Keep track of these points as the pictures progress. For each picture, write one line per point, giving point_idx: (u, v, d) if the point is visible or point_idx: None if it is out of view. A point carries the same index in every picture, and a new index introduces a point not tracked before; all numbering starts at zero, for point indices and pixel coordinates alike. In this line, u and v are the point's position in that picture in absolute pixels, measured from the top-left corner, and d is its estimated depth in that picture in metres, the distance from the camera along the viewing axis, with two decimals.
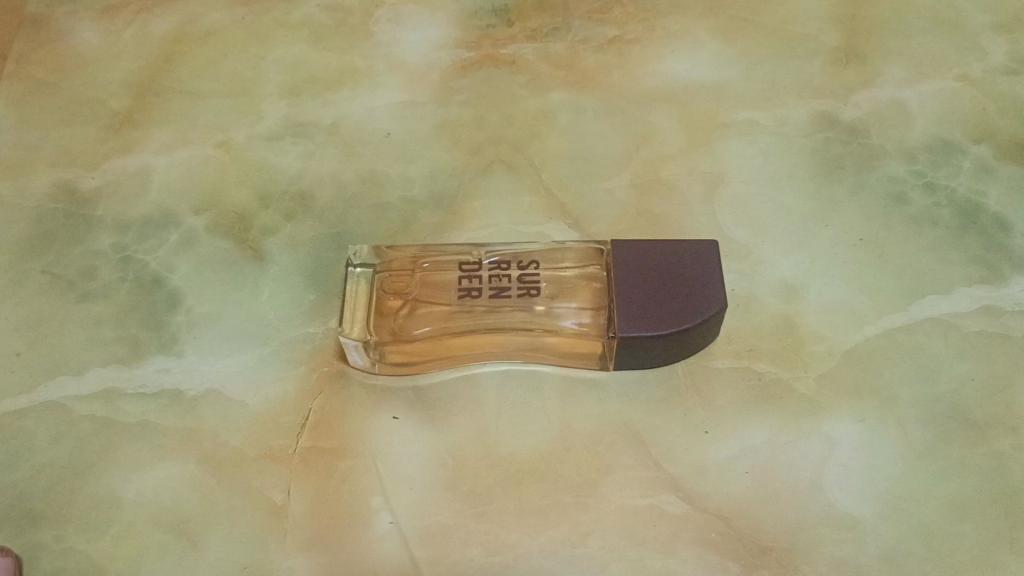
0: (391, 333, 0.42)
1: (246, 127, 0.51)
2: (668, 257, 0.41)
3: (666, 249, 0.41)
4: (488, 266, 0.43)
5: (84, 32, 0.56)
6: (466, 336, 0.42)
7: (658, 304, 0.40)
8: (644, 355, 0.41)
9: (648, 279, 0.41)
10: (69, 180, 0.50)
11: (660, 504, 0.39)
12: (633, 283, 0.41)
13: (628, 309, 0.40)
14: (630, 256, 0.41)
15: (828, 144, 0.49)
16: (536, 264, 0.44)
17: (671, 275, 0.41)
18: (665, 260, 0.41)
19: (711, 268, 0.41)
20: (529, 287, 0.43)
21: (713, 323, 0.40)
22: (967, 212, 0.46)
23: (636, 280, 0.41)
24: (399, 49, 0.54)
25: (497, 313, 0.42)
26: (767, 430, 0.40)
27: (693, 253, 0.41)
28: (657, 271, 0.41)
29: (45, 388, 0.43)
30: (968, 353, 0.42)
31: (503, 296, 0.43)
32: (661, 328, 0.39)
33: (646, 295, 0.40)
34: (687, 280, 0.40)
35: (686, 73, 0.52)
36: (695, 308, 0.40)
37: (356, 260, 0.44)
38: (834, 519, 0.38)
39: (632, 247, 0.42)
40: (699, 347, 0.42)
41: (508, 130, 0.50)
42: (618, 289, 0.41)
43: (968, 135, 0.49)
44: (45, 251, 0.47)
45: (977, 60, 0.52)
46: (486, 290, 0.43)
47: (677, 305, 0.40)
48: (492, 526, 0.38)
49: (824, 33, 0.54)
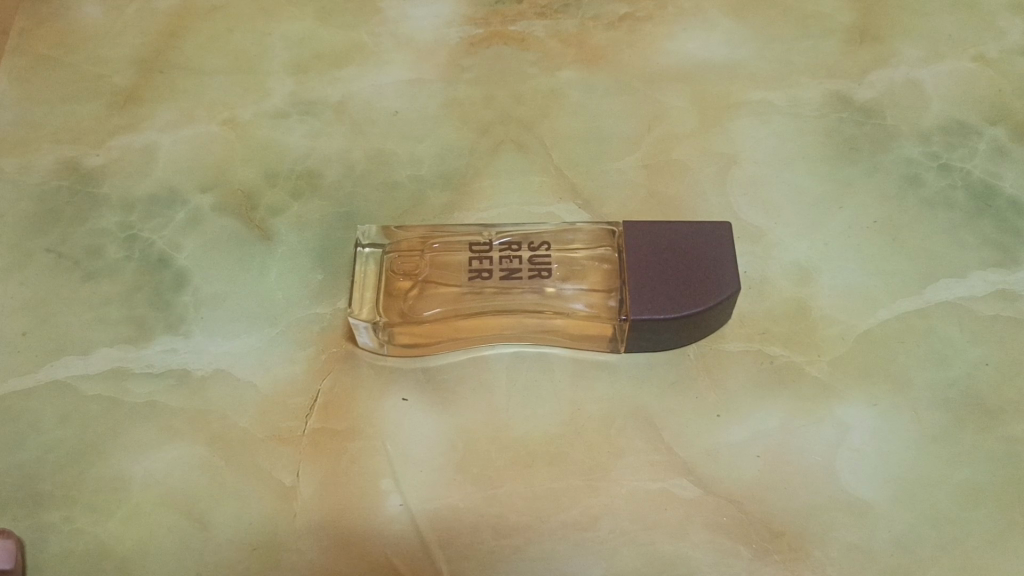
0: (400, 315, 0.42)
1: (252, 105, 0.51)
2: (681, 239, 0.40)
3: (679, 230, 0.41)
4: (499, 247, 0.43)
5: (86, 7, 0.55)
6: (476, 318, 0.42)
7: (672, 287, 0.39)
8: (656, 337, 0.40)
9: (661, 260, 0.40)
10: (73, 158, 0.49)
11: (671, 488, 0.38)
12: (646, 264, 0.40)
13: (640, 291, 0.39)
14: (644, 238, 0.41)
15: (841, 124, 0.48)
16: (547, 245, 0.43)
17: (685, 256, 0.40)
18: (679, 242, 0.40)
19: (724, 249, 0.40)
20: (540, 269, 0.42)
21: (727, 306, 0.40)
22: (982, 194, 0.46)
23: (651, 264, 0.40)
24: (407, 26, 0.53)
25: (506, 296, 0.42)
26: (779, 414, 0.40)
27: (707, 233, 0.40)
28: (670, 253, 0.40)
29: (49, 368, 0.42)
30: (982, 337, 0.42)
31: (514, 277, 0.42)
32: (674, 311, 0.39)
33: (659, 276, 0.40)
34: (701, 261, 0.40)
35: (698, 51, 0.52)
36: (709, 290, 0.39)
37: (364, 241, 0.43)
38: (847, 503, 0.38)
39: (644, 227, 0.41)
40: (713, 329, 0.41)
41: (518, 108, 0.50)
42: (629, 271, 0.40)
43: (984, 117, 0.49)
44: (49, 230, 0.47)
45: (993, 40, 0.51)
46: (497, 271, 0.42)
47: (691, 288, 0.39)
48: (502, 510, 0.38)
49: (839, 12, 0.53)
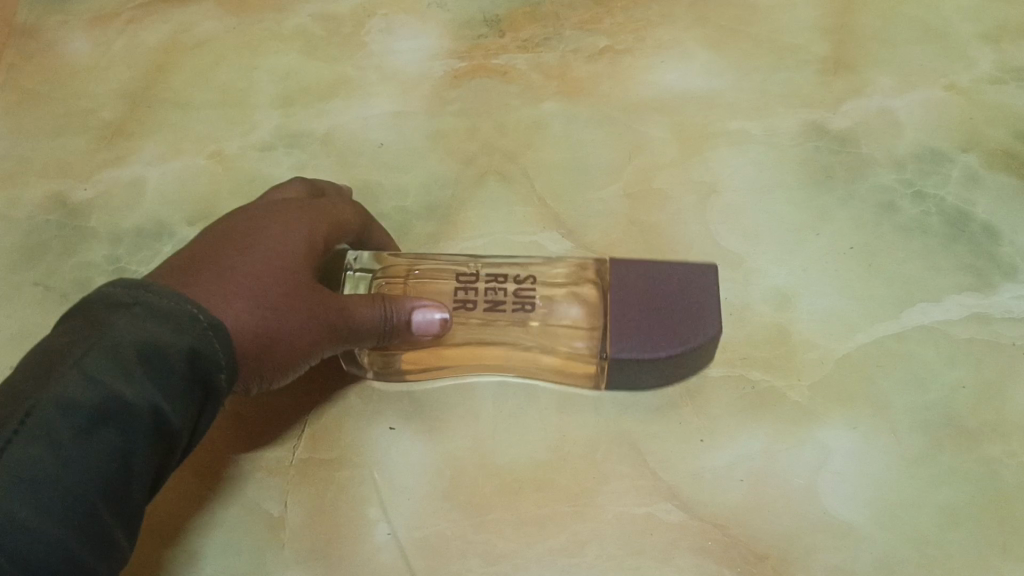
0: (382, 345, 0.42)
1: (239, 137, 0.52)
2: (664, 276, 0.39)
3: (667, 266, 0.40)
4: (483, 280, 0.42)
5: (74, 42, 0.56)
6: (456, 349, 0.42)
7: (652, 326, 0.39)
8: (634, 374, 0.40)
9: (645, 295, 0.39)
10: (61, 192, 0.50)
11: (656, 512, 0.39)
12: (630, 296, 0.39)
13: (622, 323, 0.39)
14: (626, 274, 0.39)
15: (817, 152, 0.50)
16: (532, 279, 0.42)
17: (669, 292, 0.39)
18: (663, 279, 0.39)
19: (709, 288, 0.39)
20: (523, 302, 0.41)
21: (711, 346, 0.39)
22: (956, 220, 0.47)
23: (633, 302, 0.39)
24: (392, 59, 0.54)
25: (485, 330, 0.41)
26: (761, 437, 0.41)
27: (691, 272, 0.39)
28: (657, 289, 0.39)
29: None
30: (959, 359, 0.42)
31: (498, 309, 0.41)
32: (653, 350, 0.38)
33: (643, 311, 0.39)
34: (685, 299, 0.39)
35: (678, 82, 0.52)
36: (692, 330, 0.38)
37: (356, 265, 0.43)
38: (829, 525, 0.38)
39: (632, 260, 0.40)
40: (694, 368, 0.41)
41: (501, 139, 0.51)
42: (612, 303, 0.39)
43: (957, 144, 0.50)
44: (37, 264, 0.47)
45: (965, 69, 0.52)
46: (481, 302, 0.41)
47: (671, 327, 0.38)
48: (490, 537, 0.38)
49: (814, 43, 0.54)
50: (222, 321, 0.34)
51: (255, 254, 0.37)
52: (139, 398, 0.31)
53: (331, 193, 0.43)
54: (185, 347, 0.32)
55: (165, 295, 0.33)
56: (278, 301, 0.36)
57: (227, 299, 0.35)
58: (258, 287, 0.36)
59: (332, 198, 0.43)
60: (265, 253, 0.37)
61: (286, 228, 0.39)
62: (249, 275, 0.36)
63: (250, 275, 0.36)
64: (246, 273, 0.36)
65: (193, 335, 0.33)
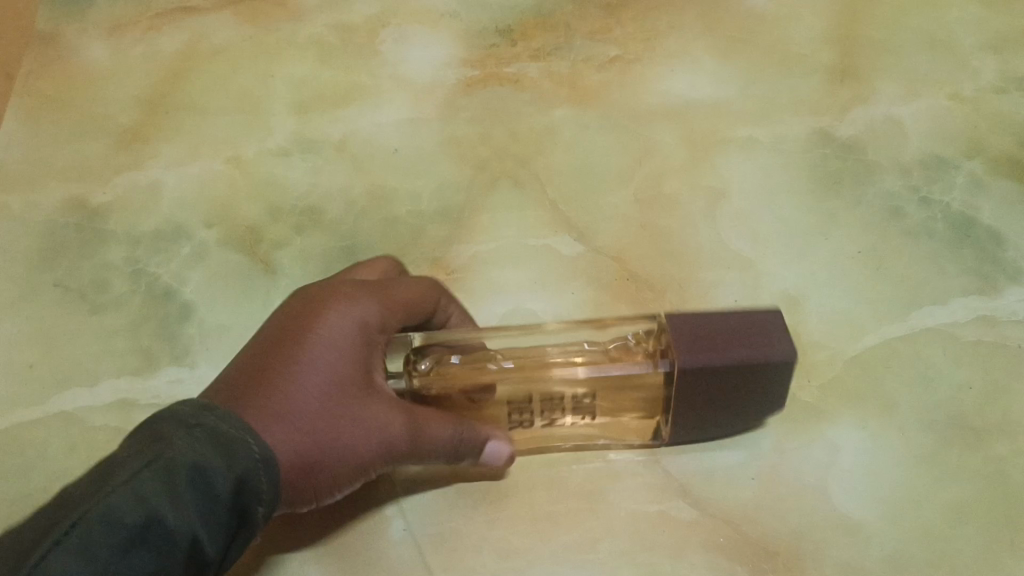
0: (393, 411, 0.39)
1: (255, 143, 0.52)
2: (737, 344, 0.36)
3: (744, 359, 0.35)
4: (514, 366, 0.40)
5: (92, 49, 0.57)
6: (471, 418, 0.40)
7: (718, 409, 0.38)
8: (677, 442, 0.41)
9: (710, 399, 0.37)
10: (80, 194, 0.50)
11: (668, 510, 0.39)
12: (697, 402, 0.37)
13: (688, 429, 0.39)
14: (697, 353, 0.36)
15: (825, 159, 0.50)
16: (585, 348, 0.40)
17: (740, 379, 0.37)
18: (731, 354, 0.37)
19: (784, 345, 0.36)
20: (581, 399, 0.39)
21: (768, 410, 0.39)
22: (962, 225, 0.48)
23: (698, 385, 0.37)
24: (405, 68, 0.55)
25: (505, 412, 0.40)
26: (770, 437, 0.41)
27: (762, 329, 0.36)
28: (727, 363, 0.36)
29: (58, 399, 0.43)
30: (966, 361, 0.43)
31: (554, 404, 0.39)
32: (711, 425, 0.39)
33: (707, 399, 0.37)
34: (747, 398, 0.38)
35: (686, 91, 0.53)
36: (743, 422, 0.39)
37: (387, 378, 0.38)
38: (839, 522, 0.39)
39: (705, 358, 0.35)
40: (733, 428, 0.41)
41: (513, 145, 0.52)
42: (678, 407, 0.37)
43: (961, 152, 0.51)
44: (56, 264, 0.48)
45: (969, 79, 0.53)
46: (538, 403, 0.40)
47: (732, 411, 0.38)
48: (504, 532, 0.39)
49: (820, 53, 0.55)
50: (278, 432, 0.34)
51: (318, 358, 0.36)
52: (184, 525, 0.30)
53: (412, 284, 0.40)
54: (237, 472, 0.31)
55: (222, 419, 0.33)
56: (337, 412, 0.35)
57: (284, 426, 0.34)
58: (320, 408, 0.35)
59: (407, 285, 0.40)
60: (325, 358, 0.36)
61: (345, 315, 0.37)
62: (316, 398, 0.35)
63: (315, 398, 0.35)
64: (312, 393, 0.35)
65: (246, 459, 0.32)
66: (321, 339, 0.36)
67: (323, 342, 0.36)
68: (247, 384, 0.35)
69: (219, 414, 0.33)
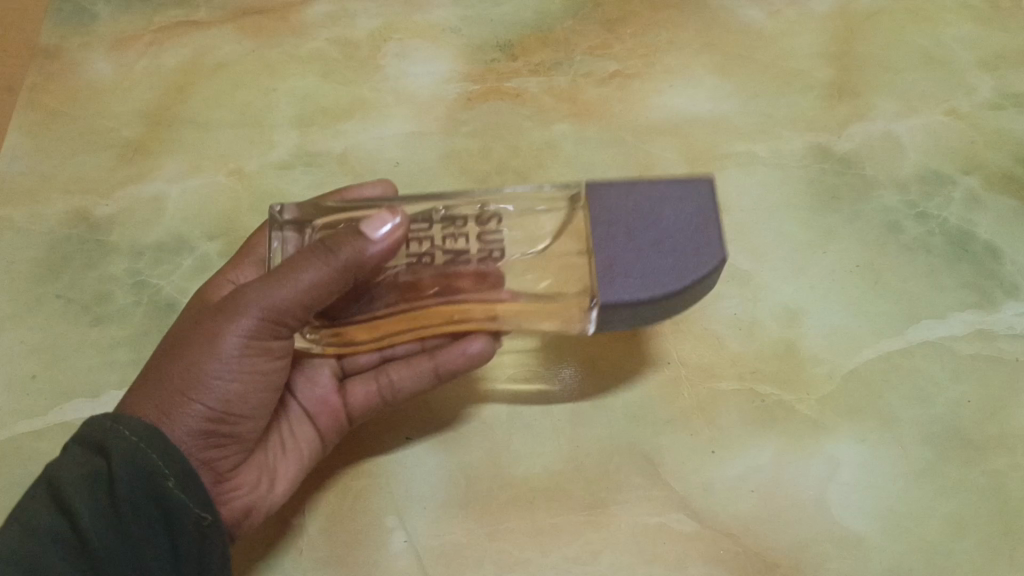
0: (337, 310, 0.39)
1: (257, 156, 0.53)
2: (654, 201, 0.34)
3: (652, 187, 0.34)
4: (440, 221, 0.38)
5: (95, 63, 0.56)
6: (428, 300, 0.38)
7: (639, 256, 0.33)
8: (622, 319, 0.35)
9: (628, 228, 0.34)
10: (83, 207, 0.51)
11: (669, 522, 0.40)
12: (612, 228, 0.34)
13: (610, 274, 0.33)
14: (609, 200, 0.34)
15: (823, 174, 0.51)
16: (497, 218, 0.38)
17: (650, 215, 0.34)
18: (648, 204, 0.34)
19: (694, 209, 0.34)
20: (486, 250, 0.37)
21: (706, 282, 0.34)
22: (959, 239, 0.48)
23: (619, 234, 0.34)
24: (406, 82, 0.55)
25: (450, 276, 0.37)
26: (771, 450, 0.41)
27: (691, 194, 0.34)
28: (648, 217, 0.34)
29: (60, 410, 0.44)
30: (963, 375, 0.43)
31: (456, 261, 0.37)
32: (646, 287, 0.33)
33: (630, 249, 0.33)
34: (672, 234, 0.33)
35: (685, 106, 0.54)
36: (679, 277, 0.33)
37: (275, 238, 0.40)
38: (838, 535, 0.39)
39: (613, 184, 0.35)
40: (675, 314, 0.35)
41: (513, 160, 0.52)
42: (596, 231, 0.34)
43: (957, 167, 0.51)
44: (59, 276, 0.48)
45: (965, 96, 0.54)
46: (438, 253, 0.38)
47: (666, 264, 0.33)
48: (505, 545, 0.39)
49: (819, 69, 0.55)
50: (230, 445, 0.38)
51: (229, 348, 0.36)
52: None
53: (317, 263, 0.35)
54: (250, 493, 0.39)
55: (129, 444, 0.33)
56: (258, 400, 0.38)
57: (195, 426, 0.35)
58: (237, 394, 0.37)
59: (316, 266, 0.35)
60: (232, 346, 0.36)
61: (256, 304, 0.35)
62: (228, 386, 0.36)
63: (227, 389, 0.36)
64: (221, 376, 0.36)
65: (248, 490, 0.39)
66: (234, 331, 0.35)
67: (240, 330, 0.35)
68: (161, 378, 0.35)
69: (130, 436, 0.33)
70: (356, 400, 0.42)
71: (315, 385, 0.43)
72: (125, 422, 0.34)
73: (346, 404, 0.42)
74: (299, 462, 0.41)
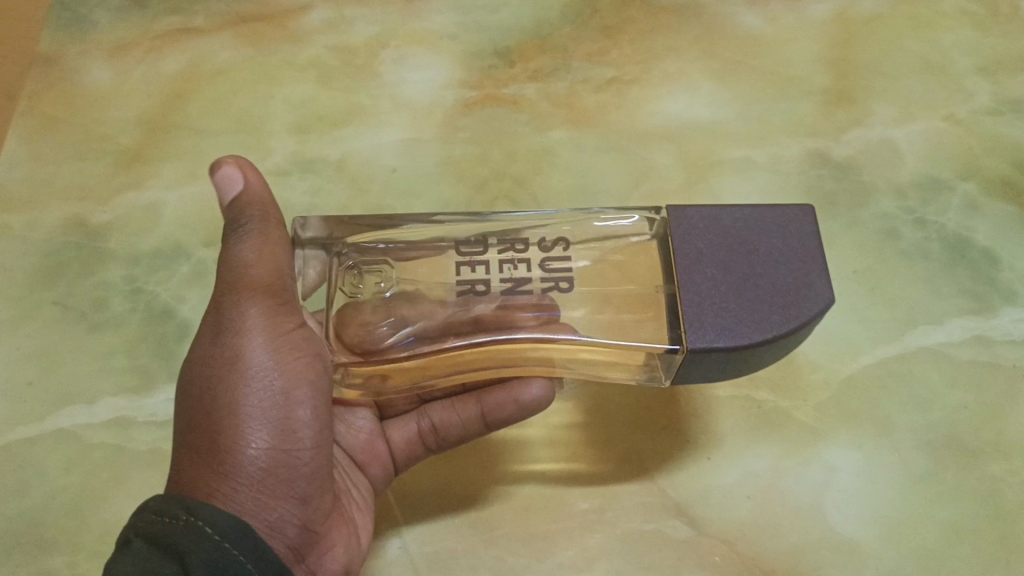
0: (376, 342, 0.38)
1: (255, 163, 0.53)
2: (749, 236, 0.34)
3: (743, 215, 0.34)
4: (496, 248, 0.39)
5: (94, 70, 0.56)
6: (476, 334, 0.38)
7: (740, 295, 0.33)
8: (708, 367, 0.34)
9: (719, 256, 0.34)
10: (80, 214, 0.51)
11: (664, 529, 0.40)
12: (703, 258, 0.34)
13: (699, 310, 0.33)
14: (698, 231, 0.34)
15: (821, 180, 0.51)
16: (563, 243, 0.39)
17: (746, 249, 0.34)
18: (743, 237, 0.34)
19: (800, 242, 0.34)
20: (556, 279, 0.38)
21: (810, 327, 0.33)
22: (957, 245, 0.48)
23: (713, 266, 0.33)
24: (404, 89, 0.55)
25: (508, 310, 0.38)
26: (767, 456, 0.41)
27: (787, 222, 0.34)
28: (743, 253, 0.34)
29: (56, 416, 0.44)
30: (961, 381, 0.43)
31: (519, 291, 0.38)
32: (753, 332, 0.32)
33: (728, 285, 0.33)
34: (766, 264, 0.33)
35: (683, 112, 0.54)
36: (781, 313, 0.32)
37: (305, 235, 0.39)
38: (835, 542, 0.39)
39: (697, 210, 0.35)
40: (757, 366, 0.35)
41: (511, 166, 0.52)
42: (683, 263, 0.34)
43: (955, 173, 0.51)
44: (55, 282, 0.48)
45: (963, 101, 0.54)
46: (498, 283, 0.38)
47: (772, 302, 0.32)
48: (501, 552, 0.39)
49: (817, 75, 0.55)
50: (304, 489, 0.35)
51: (254, 371, 0.33)
52: None
53: (252, 237, 0.34)
54: (343, 549, 0.37)
55: (214, 544, 0.29)
56: (315, 425, 0.35)
57: (256, 452, 0.33)
58: (289, 425, 0.34)
59: (254, 242, 0.34)
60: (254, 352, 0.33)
61: (246, 304, 0.34)
62: (276, 418, 0.33)
63: (278, 425, 0.33)
64: (268, 409, 0.33)
65: (343, 546, 0.37)
66: (249, 350, 0.33)
67: (254, 349, 0.33)
68: (206, 442, 0.32)
69: (215, 534, 0.30)
70: (399, 443, 0.42)
71: (356, 432, 0.43)
72: (205, 514, 0.30)
73: (390, 450, 0.42)
74: (370, 508, 0.40)
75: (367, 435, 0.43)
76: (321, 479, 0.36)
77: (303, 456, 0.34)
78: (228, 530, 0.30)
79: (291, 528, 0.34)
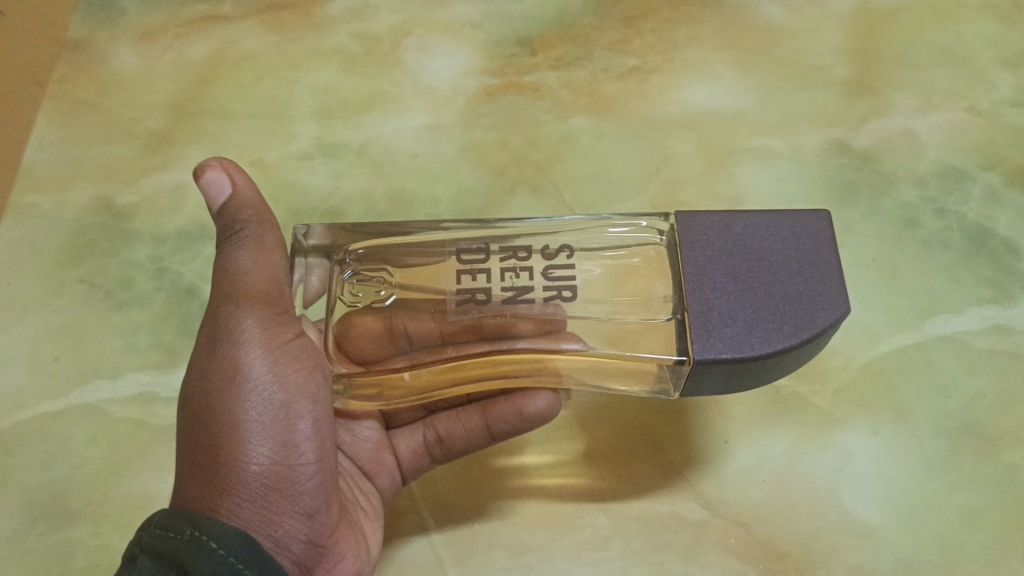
0: (376, 352, 0.39)
1: (279, 147, 0.53)
2: (760, 244, 0.33)
3: (756, 222, 0.34)
4: (499, 256, 0.39)
5: (123, 55, 0.57)
6: (477, 343, 0.39)
7: (748, 306, 0.32)
8: (716, 379, 0.33)
9: (728, 264, 0.33)
10: (107, 196, 0.52)
11: (680, 510, 0.40)
12: (712, 266, 0.33)
13: (706, 320, 0.32)
14: (707, 237, 0.34)
15: (841, 170, 0.51)
16: (568, 250, 0.38)
17: (756, 257, 0.33)
18: (754, 246, 0.33)
19: (817, 250, 0.33)
20: (560, 287, 0.37)
21: (824, 340, 0.32)
22: (977, 236, 0.48)
23: (722, 276, 0.33)
24: (426, 76, 0.56)
25: (509, 319, 0.37)
26: (784, 440, 0.42)
27: (804, 228, 0.33)
28: (753, 261, 0.33)
29: (82, 391, 0.45)
30: (979, 370, 0.43)
31: (522, 299, 0.37)
32: (761, 345, 0.31)
33: (737, 295, 0.32)
34: (777, 273, 0.32)
35: (704, 101, 0.54)
36: (793, 326, 0.32)
37: (309, 242, 0.41)
38: (850, 527, 0.39)
39: (709, 218, 0.34)
40: (769, 380, 0.34)
41: (531, 153, 0.52)
42: (691, 272, 0.33)
43: (977, 163, 0.51)
44: (83, 262, 0.49)
45: (985, 93, 0.54)
46: (500, 290, 0.38)
47: (782, 313, 0.32)
48: (516, 529, 0.40)
49: (838, 66, 0.55)
50: (309, 503, 0.35)
51: (254, 383, 0.33)
52: None
53: (250, 245, 0.34)
54: (352, 560, 0.37)
55: (218, 558, 0.29)
56: (317, 438, 0.35)
57: (259, 465, 0.33)
58: (290, 437, 0.34)
59: (251, 250, 0.34)
60: (254, 364, 0.33)
61: (246, 313, 0.34)
62: (278, 430, 0.33)
63: (280, 438, 0.33)
64: (270, 421, 0.33)
65: (353, 556, 0.37)
66: (248, 361, 0.33)
67: (254, 360, 0.33)
68: (208, 457, 0.32)
69: (220, 549, 0.30)
70: (405, 453, 0.43)
71: (363, 442, 0.44)
72: (209, 529, 0.30)
73: (397, 460, 0.42)
74: (378, 516, 0.40)
75: (374, 445, 0.43)
76: (327, 492, 0.36)
77: (307, 470, 0.34)
78: (232, 545, 0.30)
79: (296, 544, 0.34)
